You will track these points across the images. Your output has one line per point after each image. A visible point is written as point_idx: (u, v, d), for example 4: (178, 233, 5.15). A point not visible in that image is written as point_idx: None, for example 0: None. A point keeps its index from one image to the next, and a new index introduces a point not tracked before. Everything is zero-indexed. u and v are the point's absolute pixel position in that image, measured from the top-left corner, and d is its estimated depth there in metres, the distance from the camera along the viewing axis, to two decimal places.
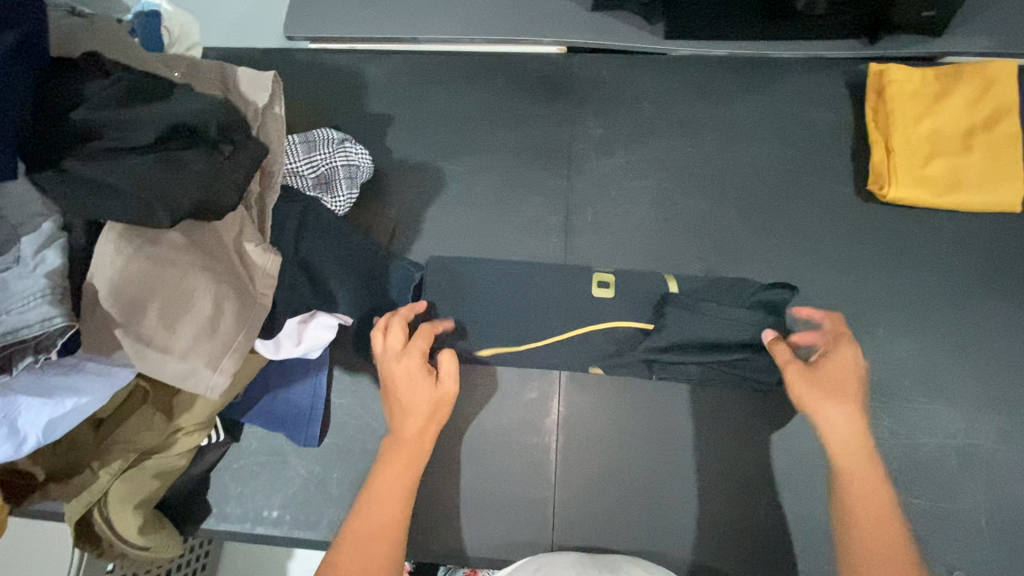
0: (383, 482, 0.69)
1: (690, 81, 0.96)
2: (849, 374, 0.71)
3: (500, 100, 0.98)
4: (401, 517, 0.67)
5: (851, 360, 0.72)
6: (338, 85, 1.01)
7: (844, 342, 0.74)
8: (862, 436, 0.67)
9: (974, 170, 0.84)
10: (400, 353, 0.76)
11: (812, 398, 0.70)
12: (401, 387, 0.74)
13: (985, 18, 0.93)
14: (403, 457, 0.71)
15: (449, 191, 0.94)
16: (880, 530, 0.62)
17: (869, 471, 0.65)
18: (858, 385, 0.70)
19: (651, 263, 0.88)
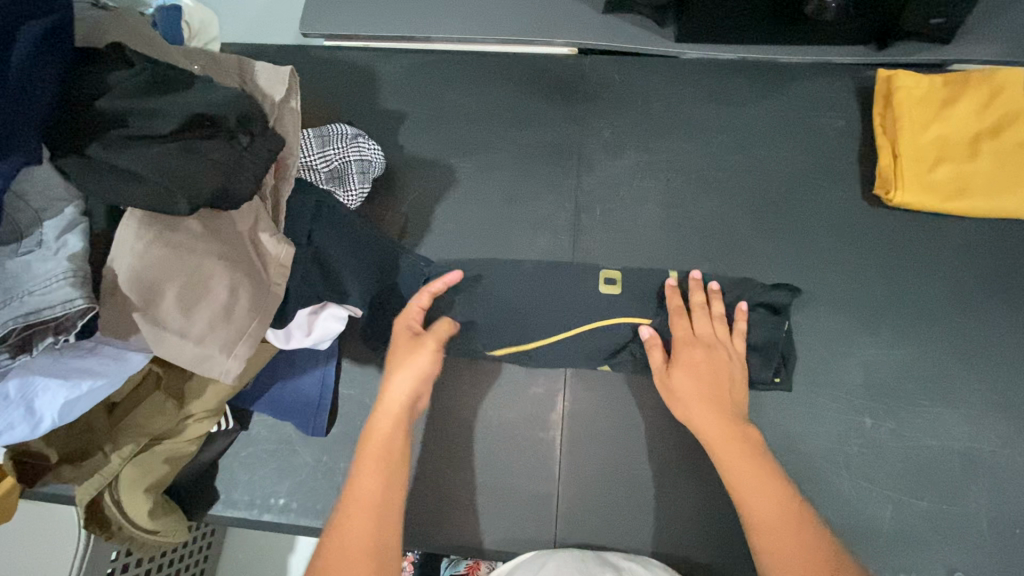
0: (368, 454, 0.66)
1: (700, 83, 0.97)
2: (708, 370, 0.74)
3: (512, 99, 0.99)
4: (387, 491, 0.64)
5: (702, 358, 0.75)
6: (353, 81, 1.02)
7: (702, 339, 0.77)
8: (716, 411, 0.71)
9: (981, 177, 0.85)
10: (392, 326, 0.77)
11: (672, 387, 0.75)
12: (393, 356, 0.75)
13: (994, 26, 0.94)
14: (383, 429, 0.68)
15: (459, 187, 0.96)
16: (758, 508, 0.64)
17: (730, 450, 0.68)
18: (721, 381, 0.73)
19: (658, 262, 0.89)
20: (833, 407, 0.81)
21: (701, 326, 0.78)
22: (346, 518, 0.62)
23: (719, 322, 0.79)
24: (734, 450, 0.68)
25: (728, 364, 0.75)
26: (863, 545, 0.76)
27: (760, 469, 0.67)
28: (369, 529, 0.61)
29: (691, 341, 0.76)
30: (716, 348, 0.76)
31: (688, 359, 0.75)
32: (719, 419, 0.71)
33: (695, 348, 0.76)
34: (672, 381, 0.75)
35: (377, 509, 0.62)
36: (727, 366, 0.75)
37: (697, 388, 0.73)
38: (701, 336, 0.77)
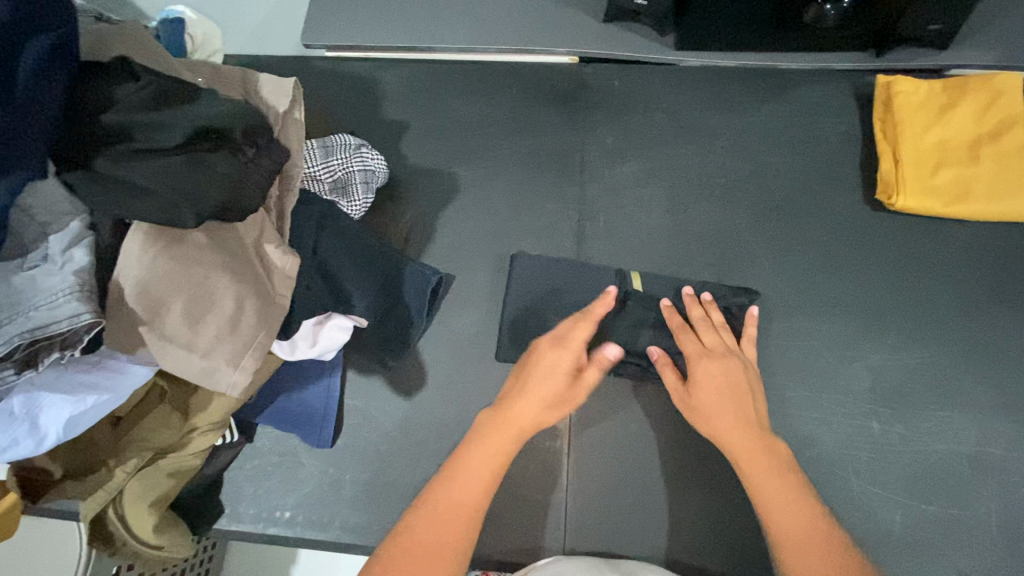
0: (485, 461, 0.67)
1: (701, 90, 0.98)
2: (725, 383, 0.73)
3: (514, 108, 0.99)
4: (484, 496, 0.65)
5: (718, 371, 0.74)
6: (355, 91, 1.03)
7: (715, 351, 0.76)
8: (747, 431, 0.69)
9: (982, 181, 0.86)
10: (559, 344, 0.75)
11: (699, 405, 0.72)
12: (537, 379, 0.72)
13: (990, 31, 0.95)
14: (499, 438, 0.68)
15: (463, 196, 0.96)
16: (797, 535, 0.62)
17: (767, 473, 0.66)
18: (743, 394, 0.72)
19: (662, 268, 0.89)
20: (840, 412, 0.81)
21: (708, 337, 0.78)
22: (433, 512, 0.63)
23: (725, 332, 0.79)
24: (760, 464, 0.67)
25: (744, 373, 0.74)
26: (875, 551, 0.76)
27: (784, 482, 0.66)
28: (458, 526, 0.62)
29: (705, 354, 0.75)
30: (732, 359, 0.75)
31: (705, 374, 0.73)
32: (742, 434, 0.69)
33: (710, 361, 0.75)
34: (700, 398, 0.73)
35: (474, 508, 0.64)
36: (743, 376, 0.74)
37: (720, 402, 0.71)
38: (713, 348, 0.76)
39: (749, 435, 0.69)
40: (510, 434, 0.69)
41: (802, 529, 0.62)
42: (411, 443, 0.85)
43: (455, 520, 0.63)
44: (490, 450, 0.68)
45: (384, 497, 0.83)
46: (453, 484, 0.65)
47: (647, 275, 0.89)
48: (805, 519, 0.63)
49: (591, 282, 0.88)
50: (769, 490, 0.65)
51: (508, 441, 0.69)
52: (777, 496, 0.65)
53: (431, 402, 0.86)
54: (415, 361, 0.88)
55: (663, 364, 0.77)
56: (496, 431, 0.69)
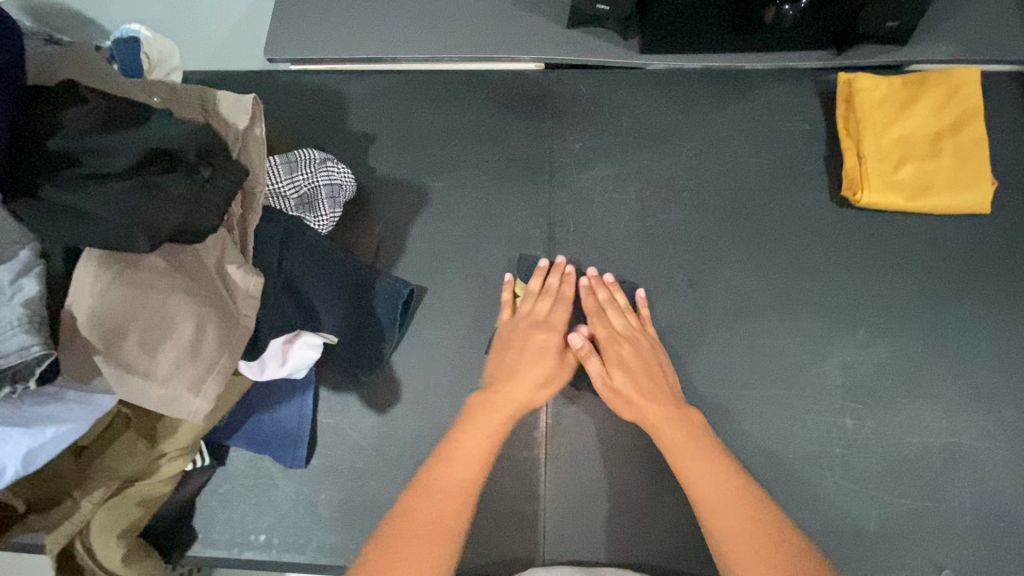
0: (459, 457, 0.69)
1: (666, 93, 0.98)
2: (638, 366, 0.78)
3: (481, 117, 0.99)
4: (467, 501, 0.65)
5: (629, 354, 0.80)
6: (322, 106, 1.02)
7: (625, 336, 0.81)
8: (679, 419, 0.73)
9: (942, 174, 0.87)
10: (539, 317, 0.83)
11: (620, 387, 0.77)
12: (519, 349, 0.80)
13: (948, 26, 0.96)
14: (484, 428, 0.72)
15: (432, 207, 0.95)
16: (748, 526, 0.62)
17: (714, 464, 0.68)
18: (643, 372, 0.78)
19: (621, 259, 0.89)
20: (812, 410, 0.82)
21: (616, 321, 0.82)
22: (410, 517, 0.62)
23: (632, 315, 0.83)
24: (688, 446, 0.70)
25: (653, 352, 0.81)
26: (851, 546, 0.76)
27: (708, 459, 0.69)
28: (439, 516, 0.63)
29: (616, 339, 0.81)
30: (634, 342, 0.81)
31: (617, 357, 0.79)
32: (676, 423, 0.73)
33: (619, 346, 0.80)
34: (619, 382, 0.77)
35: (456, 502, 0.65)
36: (652, 358, 0.80)
37: (635, 384, 0.77)
38: (623, 333, 0.82)
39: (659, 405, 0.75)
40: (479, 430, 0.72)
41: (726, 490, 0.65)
42: (387, 459, 0.84)
43: (439, 517, 0.63)
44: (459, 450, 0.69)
45: (362, 515, 0.82)
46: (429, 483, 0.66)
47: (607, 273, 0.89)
48: (736, 504, 0.64)
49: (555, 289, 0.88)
50: (698, 470, 0.68)
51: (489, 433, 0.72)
52: (696, 461, 0.69)
53: (406, 417, 0.85)
54: (388, 375, 0.87)
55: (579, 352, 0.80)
56: (483, 414, 0.74)
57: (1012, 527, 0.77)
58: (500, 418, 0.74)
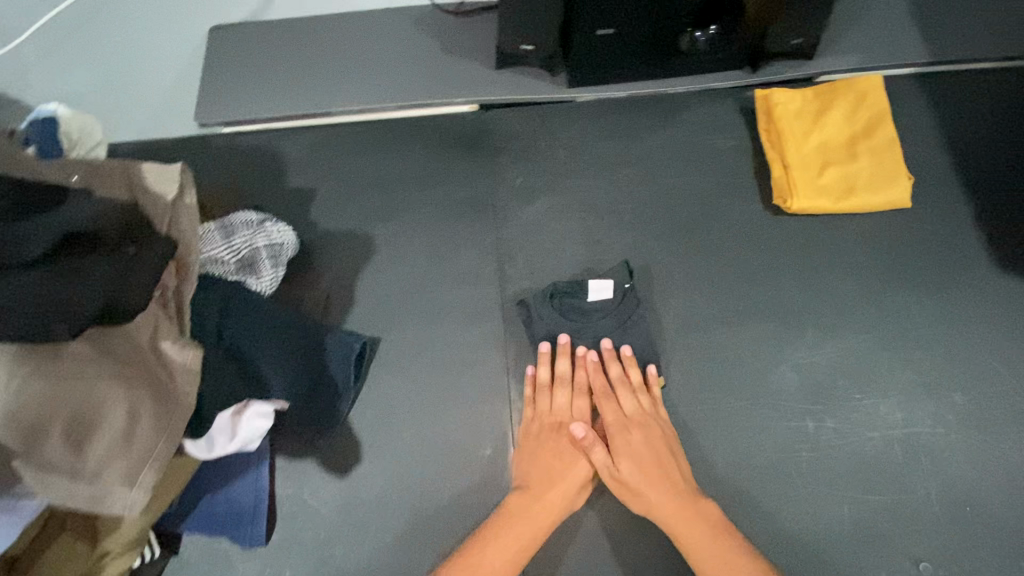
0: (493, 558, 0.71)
1: (598, 123, 1.01)
2: (649, 455, 0.77)
3: (420, 161, 1.00)
4: None
5: (642, 441, 0.78)
6: (259, 165, 1.01)
7: (635, 420, 0.80)
8: (704, 533, 0.72)
9: (862, 176, 0.91)
10: (551, 388, 0.83)
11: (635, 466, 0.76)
12: (545, 422, 0.81)
13: (849, 38, 1.03)
14: (510, 523, 0.74)
15: (378, 255, 0.94)
16: None
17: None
18: (664, 479, 0.75)
19: (619, 295, 0.87)
20: (774, 416, 0.82)
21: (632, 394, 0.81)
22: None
23: (643, 395, 0.82)
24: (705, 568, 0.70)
25: (663, 439, 0.78)
26: (827, 551, 0.77)
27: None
28: None
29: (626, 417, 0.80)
30: (648, 429, 0.79)
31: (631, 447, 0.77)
32: (700, 537, 0.71)
33: (629, 432, 0.78)
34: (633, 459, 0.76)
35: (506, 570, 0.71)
36: (662, 444, 0.78)
37: (645, 477, 0.75)
38: (634, 417, 0.80)
39: (655, 483, 0.75)
40: (545, 508, 0.75)
41: (720, 566, 0.70)
42: (354, 523, 0.80)
43: None
44: (515, 529, 0.73)
45: None
46: (472, 556, 0.72)
47: (618, 283, 0.87)
48: None
49: (529, 326, 0.87)
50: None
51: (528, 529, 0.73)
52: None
53: (370, 475, 0.82)
54: (347, 434, 0.84)
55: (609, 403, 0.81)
56: (518, 514, 0.74)
57: (978, 511, 0.78)
58: (534, 526, 0.74)
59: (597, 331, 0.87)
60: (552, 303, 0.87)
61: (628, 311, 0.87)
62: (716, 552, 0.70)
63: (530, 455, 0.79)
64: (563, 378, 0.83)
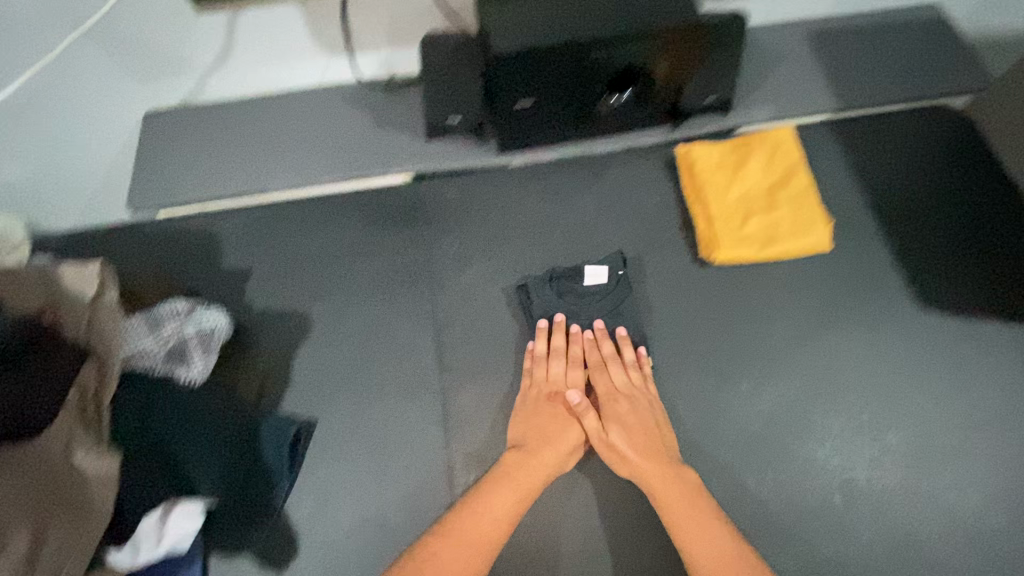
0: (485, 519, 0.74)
1: (530, 186, 1.04)
2: (637, 423, 0.83)
3: (356, 235, 1.01)
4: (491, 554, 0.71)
5: (634, 413, 0.83)
6: (193, 248, 1.01)
7: (624, 392, 0.86)
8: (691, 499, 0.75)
9: (779, 224, 0.95)
10: (547, 359, 0.89)
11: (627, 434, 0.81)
12: (542, 389, 0.86)
13: (763, 90, 1.08)
14: (505, 483, 0.77)
15: (314, 333, 0.93)
16: None
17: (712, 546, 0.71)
18: (654, 447, 0.80)
19: (614, 281, 0.94)
20: (714, 472, 0.82)
21: (626, 372, 0.87)
22: (458, 530, 0.72)
23: (633, 371, 0.87)
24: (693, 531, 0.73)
25: (652, 411, 0.84)
26: None
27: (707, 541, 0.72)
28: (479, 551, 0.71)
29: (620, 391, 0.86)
30: (642, 402, 0.85)
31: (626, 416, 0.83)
32: (684, 504, 0.75)
33: (619, 403, 0.85)
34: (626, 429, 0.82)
35: (503, 526, 0.74)
36: (652, 415, 0.84)
37: (637, 445, 0.80)
38: (622, 390, 0.86)
39: (646, 450, 0.80)
40: (538, 467, 0.79)
41: (705, 530, 0.73)
42: None
43: None
44: (508, 490, 0.77)
45: None
46: (469, 515, 0.74)
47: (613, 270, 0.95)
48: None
49: (529, 308, 0.93)
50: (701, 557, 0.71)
51: (521, 487, 0.77)
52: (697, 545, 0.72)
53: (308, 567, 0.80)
54: (284, 525, 0.82)
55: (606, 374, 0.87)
56: (513, 474, 0.78)
57: (920, 555, 0.78)
58: (527, 486, 0.77)
59: (590, 314, 0.94)
60: (552, 287, 0.94)
61: (623, 295, 0.94)
62: (702, 518, 0.74)
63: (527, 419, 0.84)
64: (560, 350, 0.89)
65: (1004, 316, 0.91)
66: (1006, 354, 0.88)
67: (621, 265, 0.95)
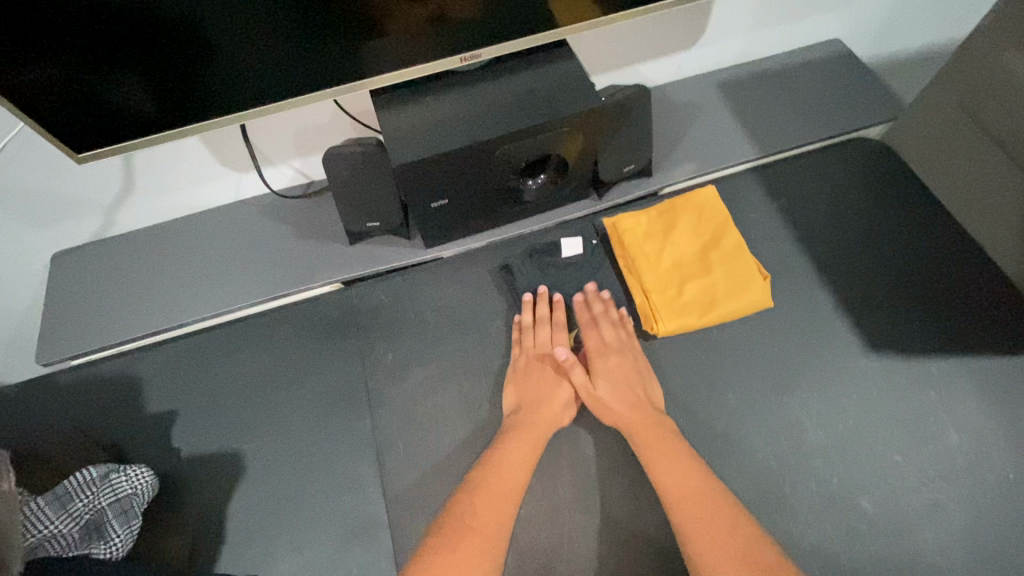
0: (494, 481, 0.77)
1: (463, 278, 1.01)
2: (624, 378, 0.87)
3: (286, 356, 0.96)
4: (509, 510, 0.74)
5: (620, 368, 0.88)
6: (113, 397, 0.94)
7: (611, 349, 0.90)
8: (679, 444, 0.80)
9: (712, 286, 0.93)
10: (534, 328, 0.92)
11: (614, 390, 0.86)
12: (530, 359, 0.90)
13: (684, 148, 1.07)
14: (510, 449, 0.81)
15: (248, 475, 0.87)
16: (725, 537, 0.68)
17: (706, 487, 0.74)
18: (639, 400, 0.85)
19: (589, 250, 0.99)
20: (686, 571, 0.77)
21: (612, 331, 0.92)
22: (482, 489, 0.75)
23: (619, 329, 0.92)
24: (685, 472, 0.76)
25: (636, 365, 0.89)
26: None
27: (700, 484, 0.75)
28: (496, 512, 0.73)
29: (606, 348, 0.90)
30: (627, 358, 0.89)
31: (613, 372, 0.88)
32: (672, 449, 0.79)
33: (609, 359, 0.89)
34: (613, 384, 0.87)
35: (518, 480, 0.78)
36: (636, 368, 0.89)
37: (624, 398, 0.85)
38: (609, 346, 0.90)
39: (632, 404, 0.85)
40: (535, 427, 0.84)
41: (695, 477, 0.75)
42: None
43: (474, 541, 0.69)
44: (512, 457, 0.80)
45: None
46: (481, 478, 0.77)
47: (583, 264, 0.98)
48: (719, 519, 0.70)
49: (514, 284, 0.98)
50: (697, 497, 0.73)
51: (525, 448, 0.81)
52: (690, 489, 0.74)
53: None
54: None
55: (592, 333, 0.92)
56: (514, 439, 0.82)
57: None
58: (526, 448, 0.81)
59: (568, 283, 0.98)
60: (533, 262, 0.98)
61: (595, 264, 0.99)
62: (693, 464, 0.77)
63: (521, 385, 0.88)
64: (546, 318, 0.93)
65: (953, 352, 0.88)
66: (966, 392, 0.86)
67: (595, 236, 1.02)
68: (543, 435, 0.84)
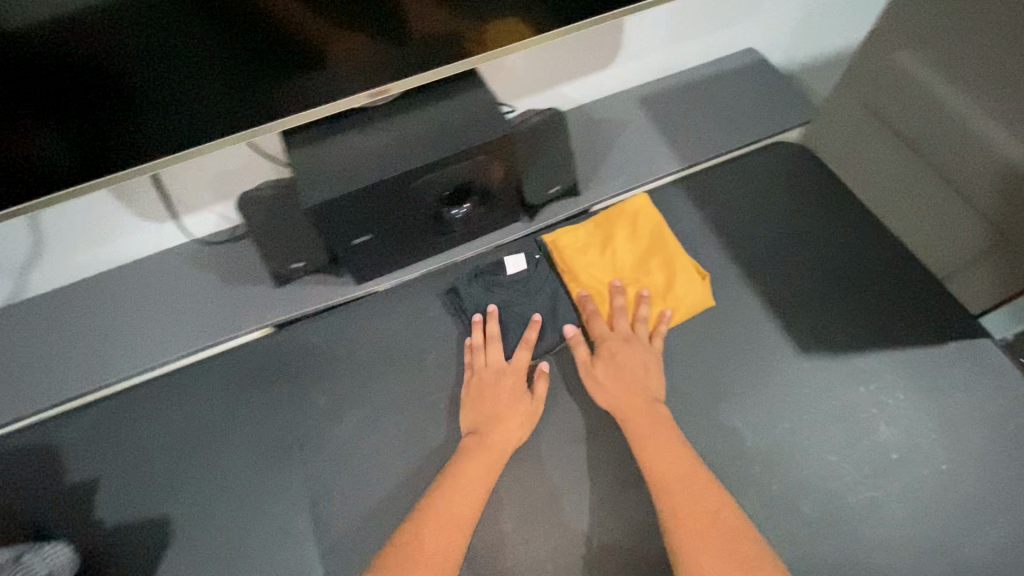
0: (446, 506, 0.74)
1: (396, 312, 0.99)
2: (629, 371, 0.87)
3: (215, 410, 0.92)
4: (461, 535, 0.72)
5: (627, 359, 0.88)
6: (27, 471, 0.88)
7: (620, 339, 0.90)
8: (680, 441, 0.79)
9: (659, 287, 0.96)
10: (486, 349, 0.91)
11: (621, 382, 0.86)
12: (484, 381, 0.88)
13: (609, 164, 1.08)
14: (464, 472, 0.78)
15: (178, 540, 0.83)
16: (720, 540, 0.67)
17: (705, 487, 0.73)
18: (645, 393, 0.85)
19: (534, 266, 0.98)
20: None
21: (619, 321, 0.92)
22: (433, 516, 0.73)
23: (625, 320, 0.92)
24: (685, 470, 0.75)
25: (641, 356, 0.88)
26: None
27: (698, 485, 0.74)
28: (446, 540, 0.71)
29: (613, 338, 0.90)
30: (634, 348, 0.89)
31: (620, 363, 0.88)
32: (672, 446, 0.78)
33: (616, 350, 0.89)
34: (619, 376, 0.86)
35: (472, 504, 0.75)
36: (644, 359, 0.88)
37: (626, 393, 0.85)
38: (619, 335, 0.90)
39: (636, 399, 0.84)
40: (493, 448, 0.82)
41: (693, 476, 0.75)
42: None
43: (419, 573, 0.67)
44: (465, 481, 0.77)
45: None
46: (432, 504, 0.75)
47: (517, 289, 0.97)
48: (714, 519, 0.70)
49: (461, 306, 0.97)
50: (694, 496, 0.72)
51: (480, 470, 0.79)
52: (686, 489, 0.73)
53: None
54: None
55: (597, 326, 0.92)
56: (469, 462, 0.80)
57: None
58: (482, 470, 0.79)
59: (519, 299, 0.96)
60: (479, 283, 0.97)
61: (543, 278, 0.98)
62: (691, 464, 0.76)
63: (477, 408, 0.86)
64: (496, 338, 0.91)
65: (879, 345, 0.90)
66: (893, 384, 0.87)
67: (537, 252, 1.01)
68: (501, 455, 0.81)
